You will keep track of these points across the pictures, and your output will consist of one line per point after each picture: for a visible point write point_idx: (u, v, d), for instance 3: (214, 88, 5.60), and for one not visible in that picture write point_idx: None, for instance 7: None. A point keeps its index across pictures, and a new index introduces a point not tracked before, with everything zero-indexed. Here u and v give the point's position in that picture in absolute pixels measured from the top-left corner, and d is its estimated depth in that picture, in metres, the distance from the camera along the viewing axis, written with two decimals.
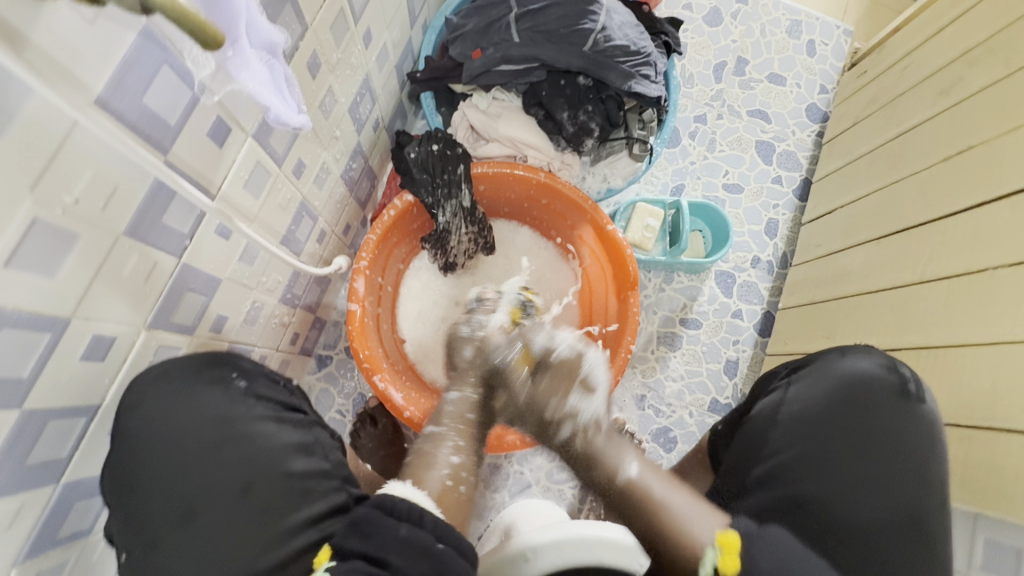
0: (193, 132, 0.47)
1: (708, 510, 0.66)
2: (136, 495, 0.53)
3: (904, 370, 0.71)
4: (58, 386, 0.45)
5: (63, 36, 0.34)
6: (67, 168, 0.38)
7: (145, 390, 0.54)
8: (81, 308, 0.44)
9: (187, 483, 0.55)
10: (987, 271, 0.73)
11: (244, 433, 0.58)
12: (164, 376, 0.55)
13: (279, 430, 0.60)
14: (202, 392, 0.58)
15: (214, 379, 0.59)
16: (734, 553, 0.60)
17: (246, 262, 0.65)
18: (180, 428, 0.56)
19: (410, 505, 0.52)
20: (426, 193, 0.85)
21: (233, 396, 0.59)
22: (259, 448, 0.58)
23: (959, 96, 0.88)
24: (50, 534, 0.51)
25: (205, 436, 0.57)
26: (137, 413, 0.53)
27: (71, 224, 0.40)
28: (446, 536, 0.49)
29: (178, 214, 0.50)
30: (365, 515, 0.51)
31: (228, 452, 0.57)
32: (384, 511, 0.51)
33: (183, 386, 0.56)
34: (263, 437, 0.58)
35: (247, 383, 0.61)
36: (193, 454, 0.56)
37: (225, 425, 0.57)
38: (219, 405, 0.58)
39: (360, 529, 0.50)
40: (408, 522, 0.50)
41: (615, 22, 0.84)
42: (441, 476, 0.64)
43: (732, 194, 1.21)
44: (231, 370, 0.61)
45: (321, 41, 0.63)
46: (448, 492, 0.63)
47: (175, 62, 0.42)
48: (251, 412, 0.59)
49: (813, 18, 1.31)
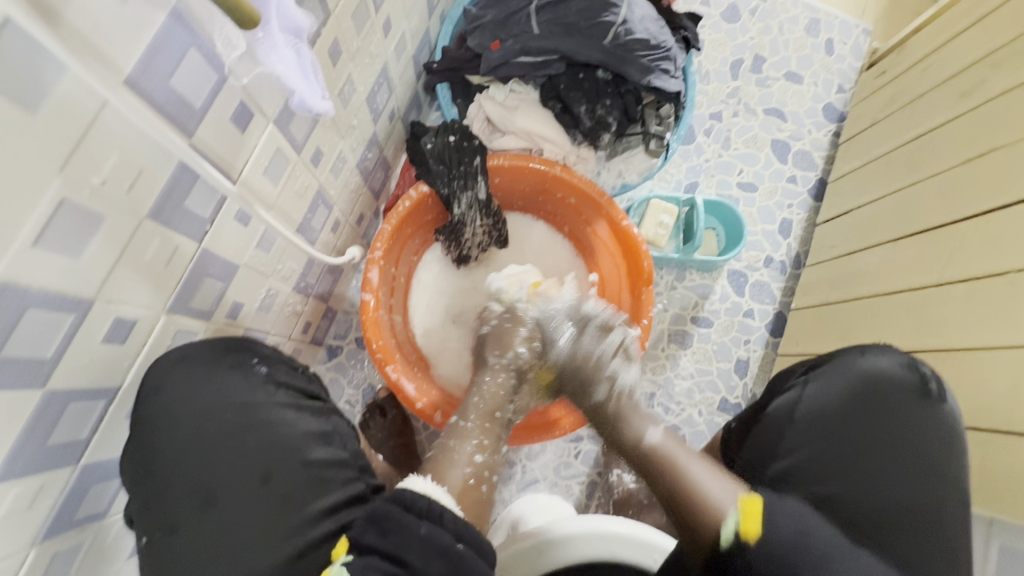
0: (217, 116, 0.47)
1: (730, 481, 0.60)
2: (155, 479, 0.53)
3: (924, 368, 0.70)
4: (80, 368, 0.45)
5: (96, 14, 0.33)
6: (95, 149, 0.38)
7: (165, 375, 0.54)
8: (104, 291, 0.44)
9: (206, 471, 0.55)
10: (1010, 274, 0.72)
11: (265, 420, 0.58)
12: (186, 361, 0.55)
13: (299, 418, 0.60)
14: (223, 377, 0.58)
15: (235, 364, 0.59)
16: (756, 519, 0.54)
17: (264, 249, 0.65)
18: (200, 412, 0.56)
19: (429, 502, 0.52)
20: (442, 184, 0.85)
21: (254, 383, 0.59)
22: (280, 435, 0.58)
23: (983, 97, 0.86)
24: (68, 516, 0.51)
25: (225, 420, 0.57)
26: (157, 396, 0.53)
27: (98, 206, 0.40)
28: (466, 535, 0.50)
29: (200, 198, 0.50)
30: (384, 510, 0.51)
31: (249, 438, 0.57)
32: (403, 507, 0.51)
33: (205, 370, 0.57)
34: (283, 424, 0.58)
35: (268, 369, 0.61)
36: (213, 440, 0.56)
37: (245, 411, 0.57)
38: (240, 391, 0.58)
39: (377, 524, 0.50)
40: (428, 520, 0.50)
41: (636, 15, 0.83)
42: (463, 474, 0.63)
43: (746, 193, 1.20)
44: (252, 356, 0.61)
45: (342, 28, 0.63)
46: (470, 492, 0.62)
47: (203, 45, 0.42)
48: (272, 399, 0.59)
49: (832, 16, 1.30)
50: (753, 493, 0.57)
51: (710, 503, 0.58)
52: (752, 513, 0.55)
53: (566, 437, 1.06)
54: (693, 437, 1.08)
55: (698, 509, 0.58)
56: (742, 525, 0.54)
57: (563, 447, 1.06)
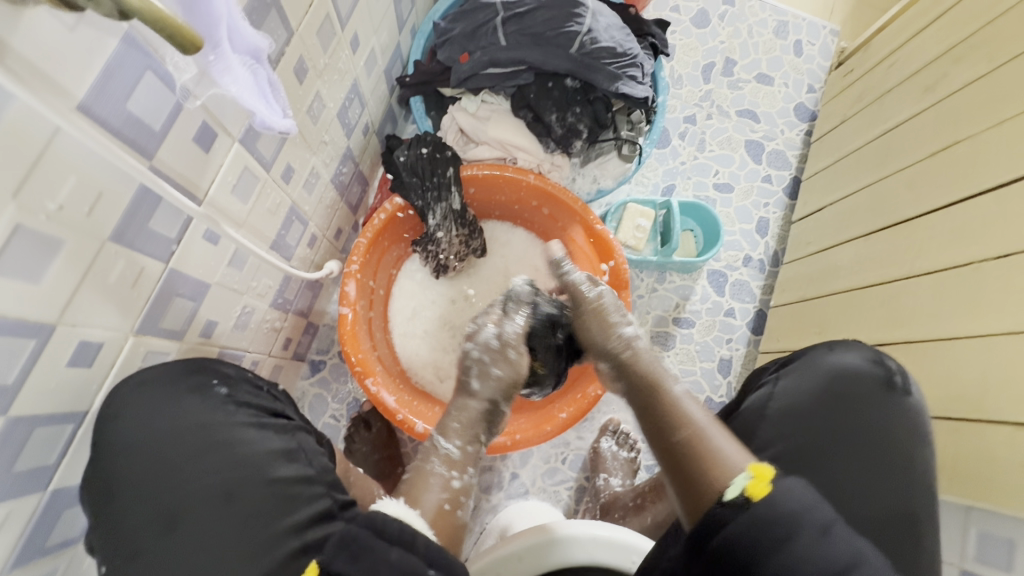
0: (177, 137, 0.47)
1: (746, 452, 0.54)
2: (116, 507, 0.53)
3: (890, 363, 0.71)
4: (45, 393, 0.45)
5: (45, 42, 0.34)
6: (51, 173, 0.38)
7: (127, 403, 0.54)
8: (66, 315, 0.44)
9: (170, 496, 0.54)
10: (976, 264, 0.73)
11: (224, 441, 0.57)
12: (146, 385, 0.55)
13: (261, 436, 0.60)
14: (180, 401, 0.57)
15: (194, 387, 0.59)
16: (765, 483, 0.48)
17: (236, 266, 0.66)
18: (159, 434, 0.56)
19: (401, 526, 0.50)
20: (416, 196, 0.86)
21: (217, 404, 0.59)
22: (240, 454, 0.57)
23: (942, 93, 0.88)
24: (38, 543, 0.50)
25: (186, 444, 0.56)
26: (118, 421, 0.53)
27: (56, 230, 0.40)
28: (440, 560, 0.49)
29: (164, 219, 0.50)
30: (355, 534, 0.49)
31: (209, 460, 0.56)
32: (374, 531, 0.49)
33: (164, 394, 0.56)
34: (244, 444, 0.58)
35: (228, 391, 0.61)
36: (174, 463, 0.55)
37: (204, 432, 0.57)
38: (199, 412, 0.58)
39: (349, 548, 0.49)
40: (399, 545, 0.49)
41: (601, 24, 0.84)
42: (438, 499, 0.61)
43: (722, 193, 1.22)
44: (211, 378, 0.61)
45: (308, 46, 0.63)
46: (444, 517, 0.60)
47: (159, 69, 0.42)
48: (232, 419, 0.59)
49: (799, 18, 1.32)
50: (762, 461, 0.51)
51: (721, 464, 0.52)
52: (762, 479, 0.48)
53: (554, 443, 1.06)
54: None
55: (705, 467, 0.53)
56: (747, 487, 0.48)
57: (550, 453, 1.06)
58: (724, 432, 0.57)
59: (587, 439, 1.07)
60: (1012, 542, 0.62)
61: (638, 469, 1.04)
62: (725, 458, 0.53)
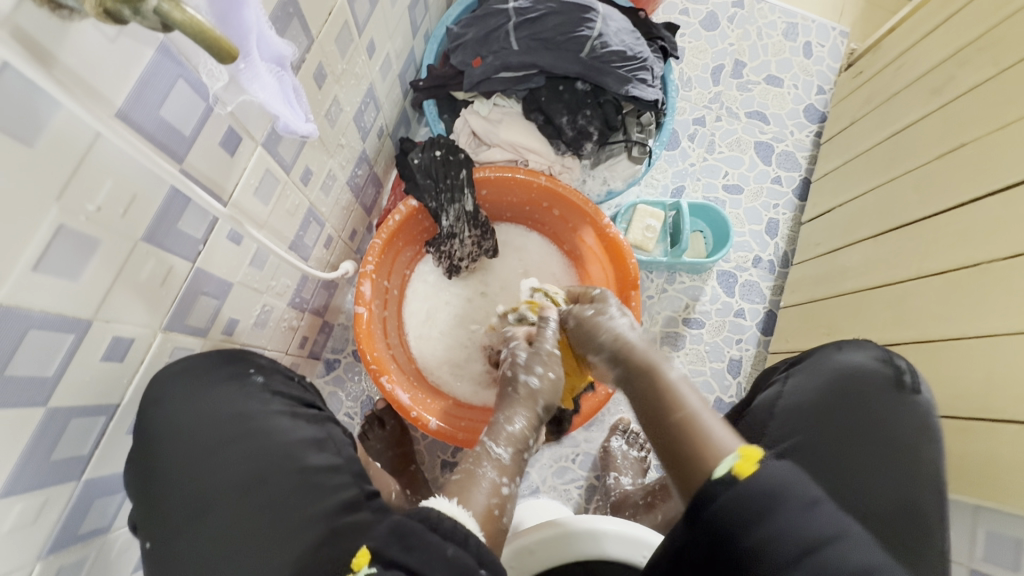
0: (207, 140, 0.49)
1: (735, 433, 0.54)
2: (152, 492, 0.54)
3: (899, 362, 0.71)
4: (80, 386, 0.47)
5: (88, 53, 0.36)
6: (89, 177, 0.40)
7: (165, 389, 0.56)
8: (101, 311, 0.46)
9: (207, 479, 0.55)
10: (984, 264, 0.73)
11: (259, 428, 0.59)
12: (185, 370, 0.58)
13: (293, 426, 0.61)
14: (215, 388, 0.60)
15: (231, 375, 0.62)
16: (753, 463, 0.48)
17: (257, 266, 0.68)
18: (197, 418, 0.58)
19: (455, 524, 0.51)
20: (430, 198, 0.88)
21: (251, 393, 0.62)
22: (273, 442, 0.58)
23: (952, 94, 0.89)
24: (71, 530, 0.53)
25: (220, 429, 0.58)
26: (159, 405, 0.55)
27: (94, 231, 0.42)
28: (490, 562, 0.48)
29: (192, 220, 0.52)
30: (408, 527, 0.49)
31: (242, 445, 0.58)
32: (428, 526, 0.50)
33: (200, 381, 0.59)
34: (277, 431, 0.59)
35: (264, 378, 0.64)
36: (208, 449, 0.57)
37: (240, 420, 0.59)
38: (235, 401, 0.60)
39: (403, 539, 0.48)
40: (453, 542, 0.49)
41: (611, 28, 0.86)
42: (487, 502, 0.59)
43: (732, 194, 1.23)
44: (247, 368, 0.64)
45: (326, 52, 0.65)
46: (492, 518, 0.58)
47: (190, 76, 0.44)
48: (266, 408, 0.61)
49: (809, 20, 1.33)
50: (754, 444, 0.51)
51: (707, 447, 0.53)
52: (750, 459, 0.48)
53: (564, 442, 1.07)
54: None
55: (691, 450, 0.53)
56: (736, 467, 0.48)
57: (560, 452, 1.07)
58: (705, 403, 0.58)
59: (598, 438, 1.07)
60: (1020, 542, 0.62)
61: (648, 468, 1.04)
62: (715, 446, 0.53)
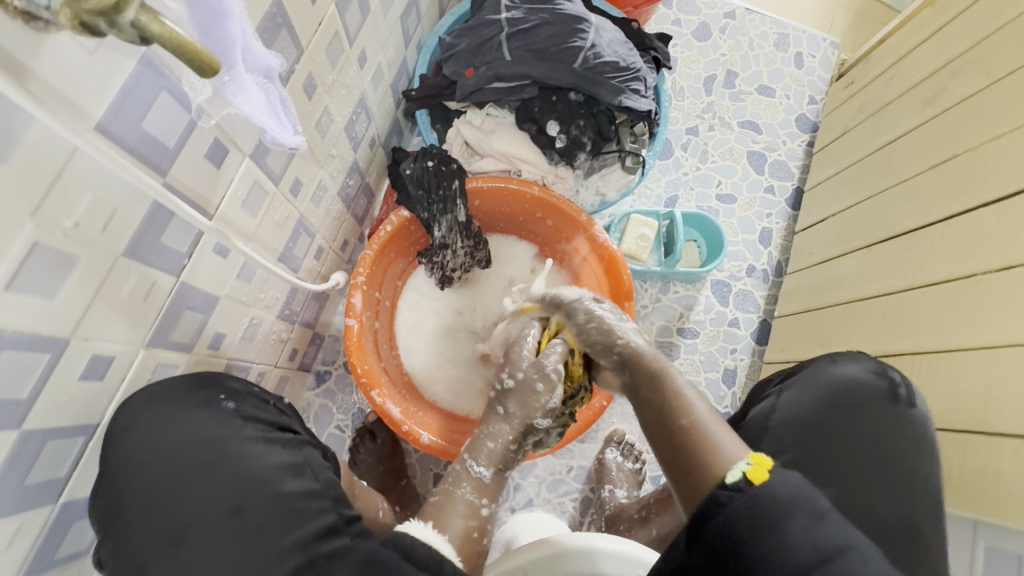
0: (190, 154, 0.48)
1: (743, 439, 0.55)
2: (125, 520, 0.52)
3: (893, 375, 0.71)
4: (58, 407, 0.46)
5: (64, 66, 0.35)
6: (67, 192, 0.39)
7: (139, 417, 0.54)
8: (80, 329, 0.44)
9: (182, 507, 0.54)
10: (978, 276, 0.73)
11: (235, 454, 0.57)
12: (157, 393, 0.56)
13: (268, 451, 0.60)
14: (191, 415, 0.57)
15: (202, 402, 0.59)
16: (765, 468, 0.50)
17: (245, 279, 0.67)
18: (171, 446, 0.56)
19: (429, 552, 0.57)
20: (422, 209, 0.87)
21: (222, 417, 0.59)
22: (249, 469, 0.57)
23: (943, 105, 0.89)
24: (48, 555, 0.51)
25: (192, 458, 0.56)
26: (129, 433, 0.53)
27: (72, 247, 0.41)
28: None
29: (176, 234, 0.51)
30: (381, 554, 0.54)
31: (219, 471, 0.56)
32: (403, 553, 0.55)
33: (176, 408, 0.57)
34: (253, 457, 0.58)
35: (235, 405, 0.62)
36: (182, 476, 0.56)
37: (214, 446, 0.57)
38: (208, 427, 0.58)
39: (376, 567, 0.53)
40: (428, 572, 0.54)
41: (604, 39, 0.85)
42: (466, 526, 0.68)
43: (725, 204, 1.23)
44: (218, 393, 0.61)
45: (316, 63, 0.65)
46: (471, 542, 0.67)
47: (173, 88, 0.43)
48: (240, 433, 0.59)
49: (800, 31, 1.34)
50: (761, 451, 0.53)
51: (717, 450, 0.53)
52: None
53: (559, 455, 1.06)
54: None
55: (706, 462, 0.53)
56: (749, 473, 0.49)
57: (555, 464, 1.05)
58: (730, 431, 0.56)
59: (592, 449, 1.07)
60: (1019, 558, 0.61)
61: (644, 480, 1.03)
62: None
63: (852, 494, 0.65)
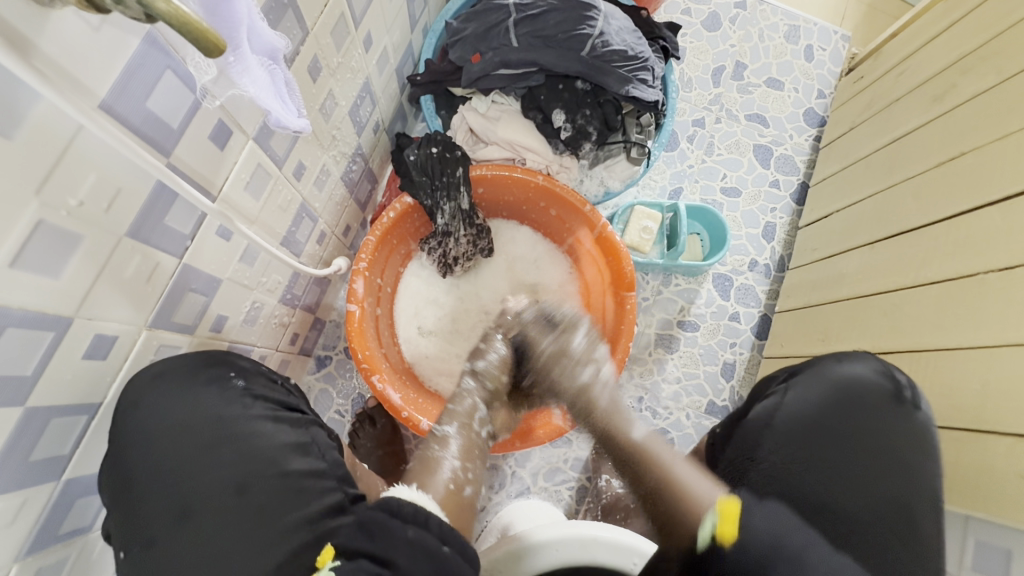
0: (195, 135, 0.48)
1: (711, 483, 0.65)
2: (131, 496, 0.54)
3: (899, 376, 0.72)
4: (62, 384, 0.46)
5: (68, 42, 0.34)
6: (71, 171, 0.38)
7: (150, 394, 0.55)
8: (84, 308, 0.44)
9: (186, 485, 0.55)
10: (982, 275, 0.73)
11: (244, 432, 0.59)
12: (172, 367, 0.57)
13: (277, 430, 0.61)
14: (196, 392, 0.58)
15: (213, 378, 0.60)
16: (732, 524, 0.56)
17: (247, 262, 0.67)
18: (178, 422, 0.57)
19: (415, 508, 0.51)
20: (425, 195, 0.86)
21: (235, 395, 0.61)
22: (258, 447, 0.59)
23: (953, 102, 0.88)
24: (51, 531, 0.51)
25: (200, 435, 0.57)
26: (137, 409, 0.54)
27: (76, 226, 0.41)
28: (451, 540, 0.50)
29: (180, 215, 0.51)
30: (371, 516, 0.52)
31: (226, 450, 0.58)
32: (389, 512, 0.51)
33: (182, 385, 0.57)
34: (260, 436, 0.59)
35: (245, 383, 0.63)
36: (190, 450, 0.57)
37: (220, 425, 0.58)
38: (217, 405, 0.59)
39: (366, 529, 0.51)
40: (414, 524, 0.50)
41: (613, 27, 0.84)
42: (445, 480, 0.62)
43: (730, 197, 1.22)
44: (229, 370, 0.62)
45: (322, 45, 0.64)
46: (452, 497, 0.60)
47: (178, 68, 0.43)
48: (249, 412, 0.60)
49: (811, 23, 1.32)
50: (730, 497, 0.60)
51: (696, 506, 0.62)
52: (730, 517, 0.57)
53: (557, 444, 1.07)
54: (681, 440, 1.09)
55: (681, 508, 0.63)
56: (720, 531, 0.56)
57: (553, 453, 1.06)
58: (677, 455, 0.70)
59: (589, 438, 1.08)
60: (1009, 553, 0.62)
61: None
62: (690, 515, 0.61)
63: (853, 485, 0.65)
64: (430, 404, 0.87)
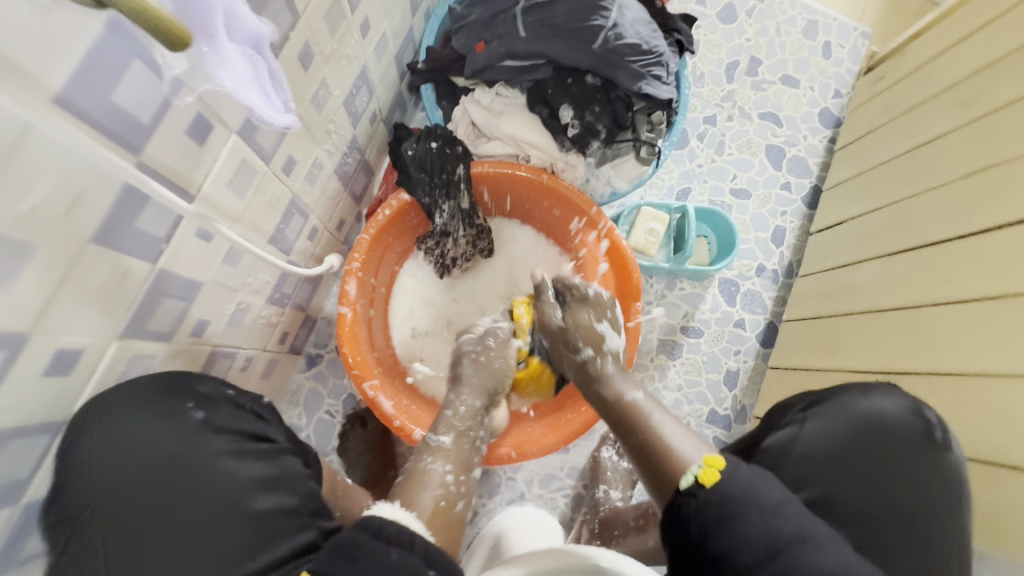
0: (169, 129, 0.44)
1: (701, 445, 0.61)
2: (76, 549, 0.46)
3: (928, 415, 0.68)
4: (19, 402, 0.42)
5: (11, 28, 0.30)
6: (20, 175, 0.34)
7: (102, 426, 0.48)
8: (42, 322, 0.40)
9: (132, 538, 0.46)
10: (1008, 298, 0.69)
11: (201, 472, 0.49)
12: (129, 393, 0.50)
13: (240, 465, 0.51)
14: (148, 425, 0.49)
15: (165, 411, 0.51)
16: (715, 470, 0.54)
17: (230, 263, 0.63)
18: (124, 462, 0.48)
19: (399, 528, 0.49)
20: (423, 193, 0.81)
21: (193, 424, 0.51)
22: (217, 487, 0.49)
23: (981, 110, 0.84)
24: (13, 555, 0.48)
25: (151, 475, 0.48)
26: (86, 441, 0.47)
27: (29, 234, 0.36)
28: (438, 562, 0.47)
29: (153, 218, 0.46)
30: (350, 539, 0.47)
31: (179, 493, 0.48)
32: (372, 534, 0.47)
33: (132, 419, 0.49)
34: (222, 473, 0.49)
35: (205, 413, 0.53)
36: (136, 501, 0.47)
37: (173, 463, 0.49)
38: (169, 440, 0.49)
39: (345, 554, 0.45)
40: (398, 546, 0.47)
41: (627, 19, 0.78)
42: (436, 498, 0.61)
43: (739, 200, 1.18)
44: (187, 400, 0.53)
45: (313, 31, 0.59)
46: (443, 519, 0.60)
47: (147, 56, 0.38)
48: (206, 447, 0.50)
49: (830, 18, 1.27)
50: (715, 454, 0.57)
51: (676, 462, 0.59)
52: (714, 467, 0.55)
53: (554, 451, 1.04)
54: None
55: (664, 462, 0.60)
56: (699, 476, 0.55)
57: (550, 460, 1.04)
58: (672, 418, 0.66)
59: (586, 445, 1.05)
60: None
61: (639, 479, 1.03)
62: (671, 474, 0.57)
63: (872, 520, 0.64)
64: (422, 411, 0.83)
